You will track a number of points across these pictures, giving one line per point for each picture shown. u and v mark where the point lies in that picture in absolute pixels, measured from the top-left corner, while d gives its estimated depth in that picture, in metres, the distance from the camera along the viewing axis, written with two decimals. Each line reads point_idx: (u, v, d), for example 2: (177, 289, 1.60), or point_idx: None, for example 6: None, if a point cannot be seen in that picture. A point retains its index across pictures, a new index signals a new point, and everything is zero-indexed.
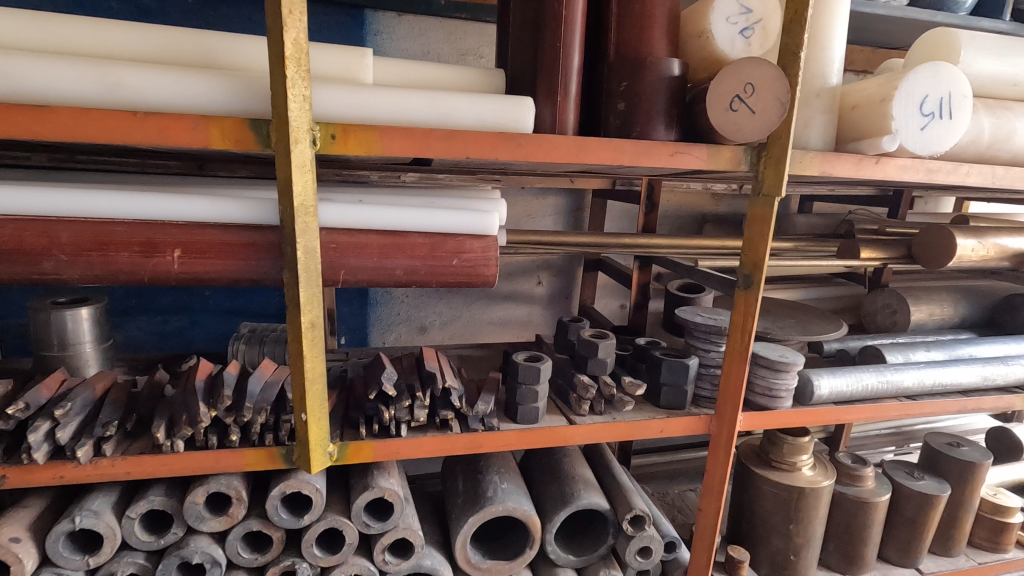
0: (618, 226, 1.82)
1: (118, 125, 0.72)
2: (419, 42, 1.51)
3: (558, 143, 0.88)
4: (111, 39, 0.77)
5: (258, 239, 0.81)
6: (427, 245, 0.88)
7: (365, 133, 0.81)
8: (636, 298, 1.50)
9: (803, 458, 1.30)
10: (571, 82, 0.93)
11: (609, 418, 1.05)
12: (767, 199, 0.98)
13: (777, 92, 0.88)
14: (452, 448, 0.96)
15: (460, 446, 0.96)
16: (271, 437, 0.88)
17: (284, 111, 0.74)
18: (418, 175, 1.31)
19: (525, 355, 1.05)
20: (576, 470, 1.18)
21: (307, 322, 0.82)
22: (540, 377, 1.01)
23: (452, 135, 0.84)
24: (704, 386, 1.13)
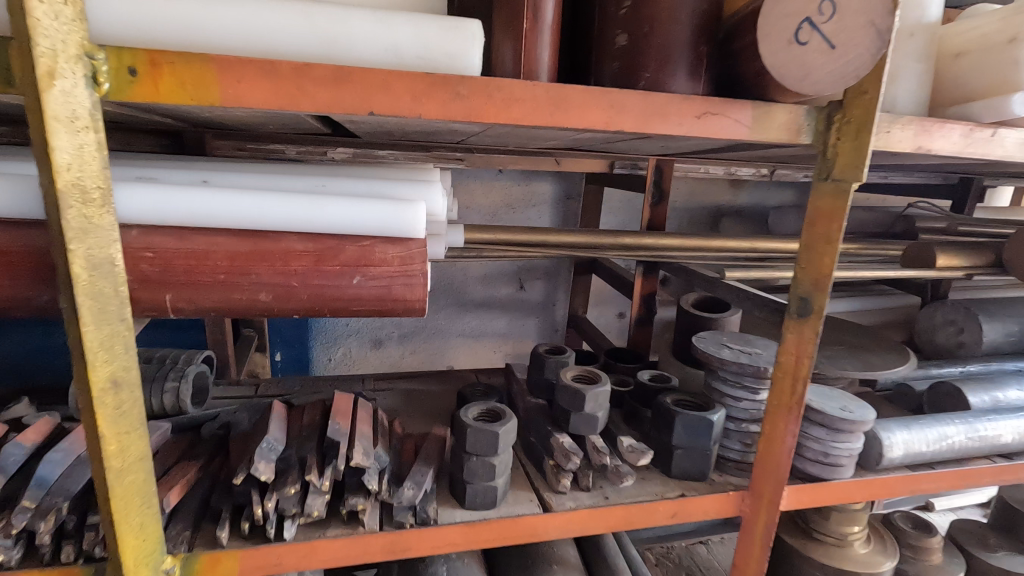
0: (616, 219, 1.49)
1: None
2: None
3: (520, 94, 0.55)
4: None
5: (18, 244, 0.49)
6: (309, 254, 0.55)
7: (188, 67, 0.48)
8: (639, 312, 1.18)
9: (856, 531, 0.99)
10: (544, 2, 0.59)
11: (600, 498, 0.73)
12: (837, 187, 0.65)
13: (871, 12, 0.53)
14: (365, 555, 0.64)
15: (378, 551, 0.64)
16: (69, 550, 0.57)
17: (19, 19, 0.41)
18: (351, 152, 0.98)
19: (480, 408, 0.73)
20: (557, 553, 0.88)
21: (102, 381, 0.50)
22: (500, 444, 0.69)
23: (342, 76, 0.51)
24: (732, 446, 0.82)
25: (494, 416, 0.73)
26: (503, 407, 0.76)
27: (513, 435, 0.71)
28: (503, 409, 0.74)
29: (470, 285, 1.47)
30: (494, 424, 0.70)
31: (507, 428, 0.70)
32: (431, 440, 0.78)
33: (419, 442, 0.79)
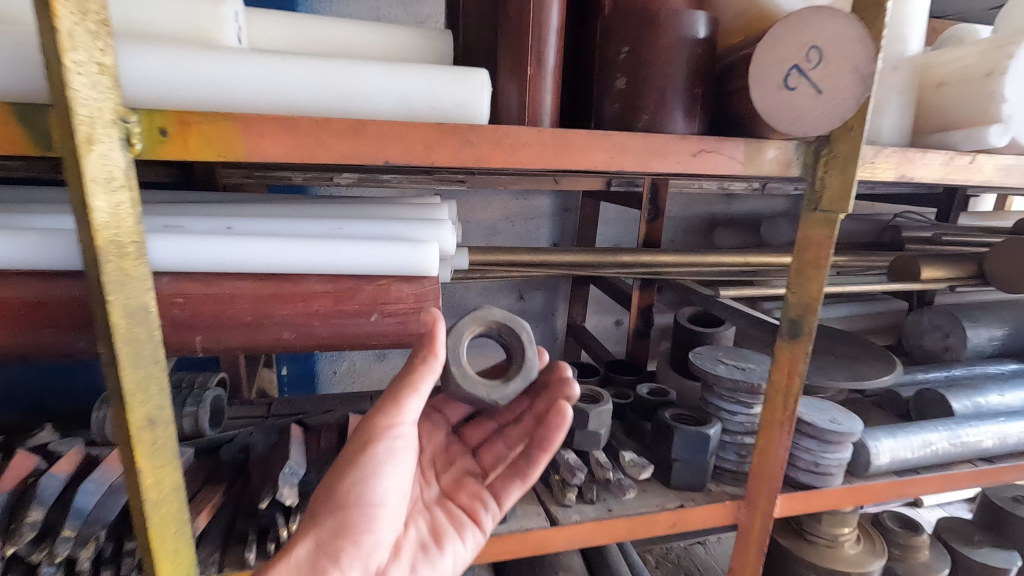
0: (613, 229, 1.53)
1: None
2: (366, 5, 1.27)
3: (526, 139, 0.58)
4: None
5: (57, 295, 0.52)
6: (329, 295, 0.58)
7: (215, 126, 0.51)
8: (637, 324, 1.22)
9: (845, 532, 1.04)
10: (548, 49, 0.63)
11: (603, 510, 0.77)
12: (825, 217, 0.69)
13: (856, 59, 0.57)
14: (437, 559, 0.65)
15: (433, 541, 0.66)
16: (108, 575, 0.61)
17: (62, 89, 0.44)
18: (356, 177, 1.03)
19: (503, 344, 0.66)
20: (561, 557, 0.93)
21: (140, 420, 0.54)
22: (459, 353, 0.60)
23: (358, 128, 0.54)
24: (727, 458, 0.86)
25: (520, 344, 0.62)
26: (529, 335, 0.61)
27: (500, 322, 0.61)
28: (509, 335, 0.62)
29: (471, 297, 1.50)
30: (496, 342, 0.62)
31: (475, 328, 0.60)
32: (501, 439, 0.74)
33: (491, 456, 0.74)
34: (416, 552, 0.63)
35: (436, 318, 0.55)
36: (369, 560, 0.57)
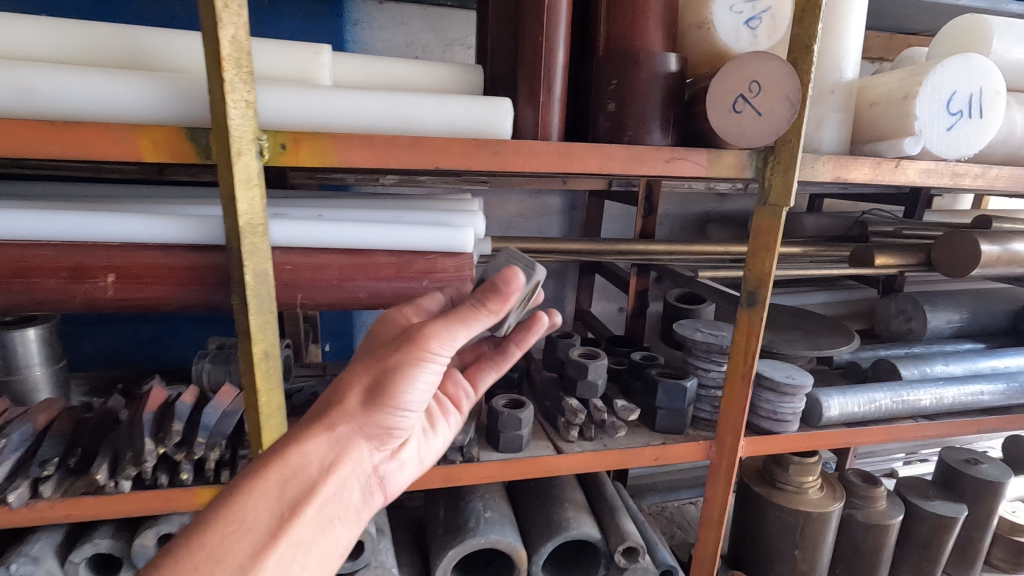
0: (615, 224, 1.72)
1: (34, 135, 0.64)
2: (401, 32, 1.49)
3: (538, 151, 0.78)
4: (37, 41, 0.69)
5: (203, 261, 0.73)
6: (393, 266, 0.79)
7: (318, 142, 0.72)
8: (634, 305, 1.41)
9: (810, 480, 1.22)
10: (555, 81, 0.83)
11: (600, 445, 0.97)
12: (773, 210, 0.88)
13: (787, 91, 0.77)
14: (431, 439, 0.82)
15: (430, 426, 0.82)
16: (227, 474, 0.82)
17: (222, 118, 0.66)
18: (397, 179, 1.24)
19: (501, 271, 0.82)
20: (566, 493, 1.12)
21: (260, 352, 0.75)
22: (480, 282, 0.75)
23: (417, 143, 0.74)
24: (704, 409, 1.05)
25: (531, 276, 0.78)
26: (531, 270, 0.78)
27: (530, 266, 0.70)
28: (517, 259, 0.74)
29: None
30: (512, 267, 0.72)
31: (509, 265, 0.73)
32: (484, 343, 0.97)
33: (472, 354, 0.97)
34: (418, 434, 0.79)
35: (517, 286, 0.63)
36: (389, 444, 0.70)
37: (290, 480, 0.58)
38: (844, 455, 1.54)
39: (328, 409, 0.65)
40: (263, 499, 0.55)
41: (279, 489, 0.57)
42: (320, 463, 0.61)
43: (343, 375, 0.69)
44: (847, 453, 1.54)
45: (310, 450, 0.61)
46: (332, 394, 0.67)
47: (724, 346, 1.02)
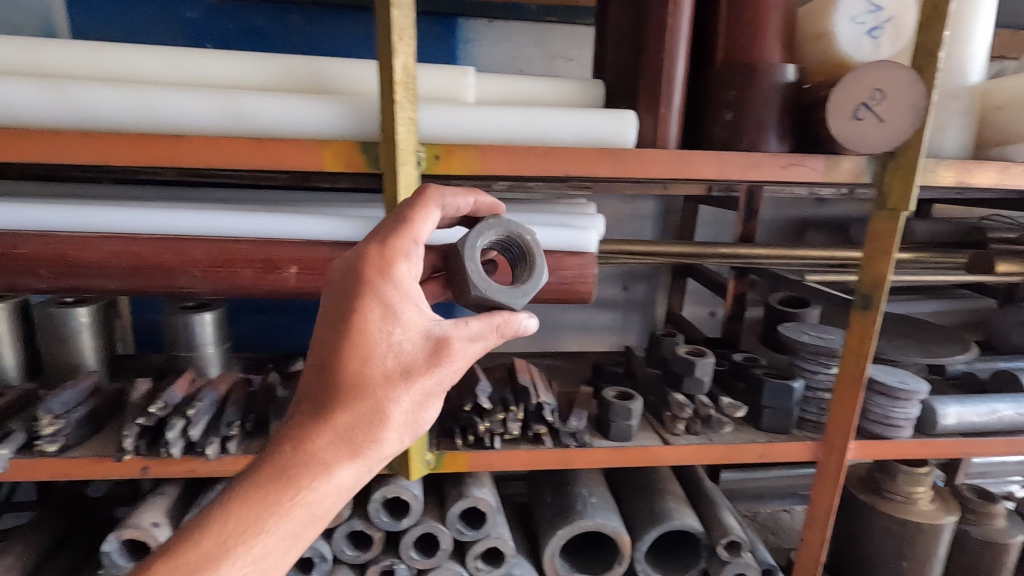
0: (709, 229, 1.74)
1: (242, 150, 0.77)
2: (508, 47, 1.59)
3: (661, 158, 0.84)
4: (240, 70, 0.83)
5: None
6: (524, 262, 0.87)
7: (467, 153, 0.82)
8: (732, 309, 1.43)
9: (919, 491, 1.20)
10: (675, 93, 0.89)
11: (705, 439, 1.01)
12: (891, 214, 0.89)
13: (910, 98, 0.80)
14: None
15: None
16: None
17: (392, 133, 0.77)
18: (508, 184, 1.34)
19: (496, 233, 0.71)
20: (667, 485, 1.16)
21: None
22: (487, 278, 0.67)
23: (552, 152, 0.82)
24: (810, 410, 1.07)
25: (515, 255, 0.75)
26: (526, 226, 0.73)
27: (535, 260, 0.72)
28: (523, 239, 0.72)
29: None
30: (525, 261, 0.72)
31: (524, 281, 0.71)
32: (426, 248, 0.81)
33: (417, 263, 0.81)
34: None
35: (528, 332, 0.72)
36: None
37: (309, 516, 0.61)
38: (955, 471, 1.47)
39: (359, 434, 0.62)
40: (286, 537, 0.59)
41: (298, 526, 0.60)
42: (340, 495, 0.63)
43: (383, 387, 0.62)
44: (957, 469, 1.47)
45: (332, 481, 0.61)
46: (365, 409, 0.62)
47: (834, 348, 1.03)
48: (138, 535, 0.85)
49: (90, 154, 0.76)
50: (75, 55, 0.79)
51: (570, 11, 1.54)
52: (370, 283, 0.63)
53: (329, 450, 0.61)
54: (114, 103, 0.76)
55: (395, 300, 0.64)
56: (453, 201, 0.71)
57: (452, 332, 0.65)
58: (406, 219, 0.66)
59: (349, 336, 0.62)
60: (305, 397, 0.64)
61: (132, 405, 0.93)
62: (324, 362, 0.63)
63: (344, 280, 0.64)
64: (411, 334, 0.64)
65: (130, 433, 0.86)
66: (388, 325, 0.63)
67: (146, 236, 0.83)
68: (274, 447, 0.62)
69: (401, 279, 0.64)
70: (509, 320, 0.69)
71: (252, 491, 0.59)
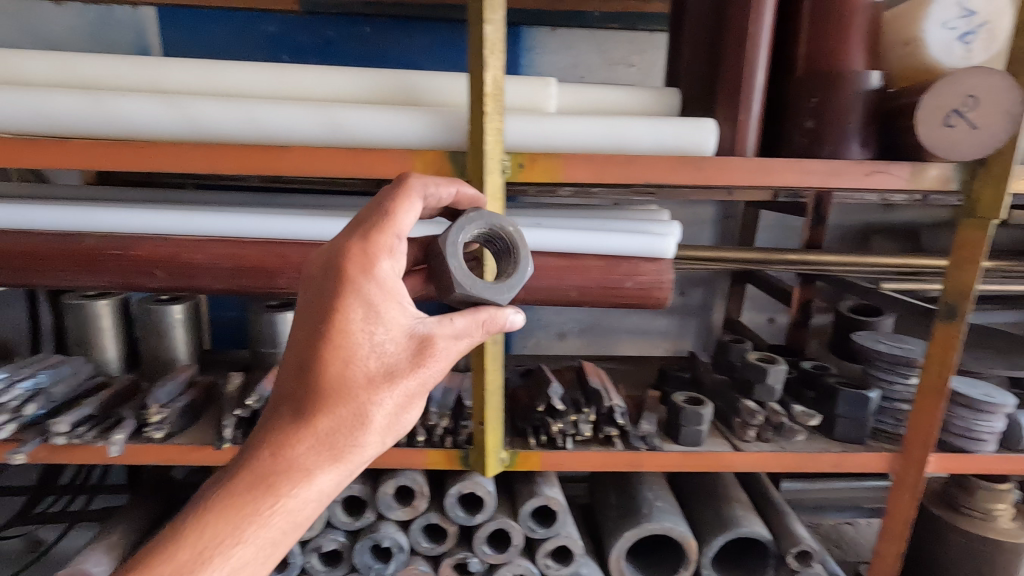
0: (771, 234, 1.71)
1: (339, 160, 0.82)
2: (569, 54, 1.61)
3: (741, 166, 0.85)
4: (336, 84, 0.87)
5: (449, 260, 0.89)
6: (601, 268, 0.89)
7: (551, 162, 0.84)
8: (797, 316, 1.41)
9: (1000, 508, 1.15)
10: (755, 101, 0.89)
11: (777, 447, 1.01)
12: (980, 222, 0.87)
13: (1006, 105, 0.78)
14: None
15: None
16: (450, 440, 0.97)
17: (481, 143, 0.80)
18: (571, 190, 1.36)
19: (479, 227, 0.69)
20: (732, 492, 1.16)
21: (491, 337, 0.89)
22: (471, 277, 0.66)
23: (633, 160, 0.84)
24: (886, 421, 1.05)
25: (499, 248, 0.73)
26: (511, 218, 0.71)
27: (521, 254, 0.70)
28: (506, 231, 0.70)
29: None
30: (510, 255, 0.70)
31: (510, 276, 0.70)
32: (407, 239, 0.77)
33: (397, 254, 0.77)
34: None
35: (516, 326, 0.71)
36: None
37: (287, 523, 0.59)
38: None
39: (339, 438, 0.61)
40: (264, 543, 0.58)
41: (277, 534, 0.59)
42: (320, 502, 0.61)
43: (365, 392, 0.61)
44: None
45: (311, 488, 0.60)
46: (345, 412, 0.60)
47: (914, 359, 1.01)
48: None
49: (202, 164, 0.81)
50: (189, 72, 0.86)
51: (634, 18, 1.55)
52: (353, 283, 0.61)
53: (309, 455, 0.60)
54: (226, 116, 0.81)
55: (378, 300, 0.62)
56: (436, 192, 0.69)
57: (435, 330, 0.64)
58: (389, 212, 0.64)
59: (329, 338, 0.60)
60: (283, 402, 0.62)
61: (229, 397, 1.01)
62: (303, 364, 0.61)
63: (323, 280, 0.62)
64: (394, 334, 0.62)
65: (230, 424, 0.93)
66: (370, 326, 0.61)
67: (249, 240, 0.89)
68: (251, 453, 0.60)
69: (383, 278, 0.62)
70: (495, 316, 0.68)
71: (227, 501, 0.58)
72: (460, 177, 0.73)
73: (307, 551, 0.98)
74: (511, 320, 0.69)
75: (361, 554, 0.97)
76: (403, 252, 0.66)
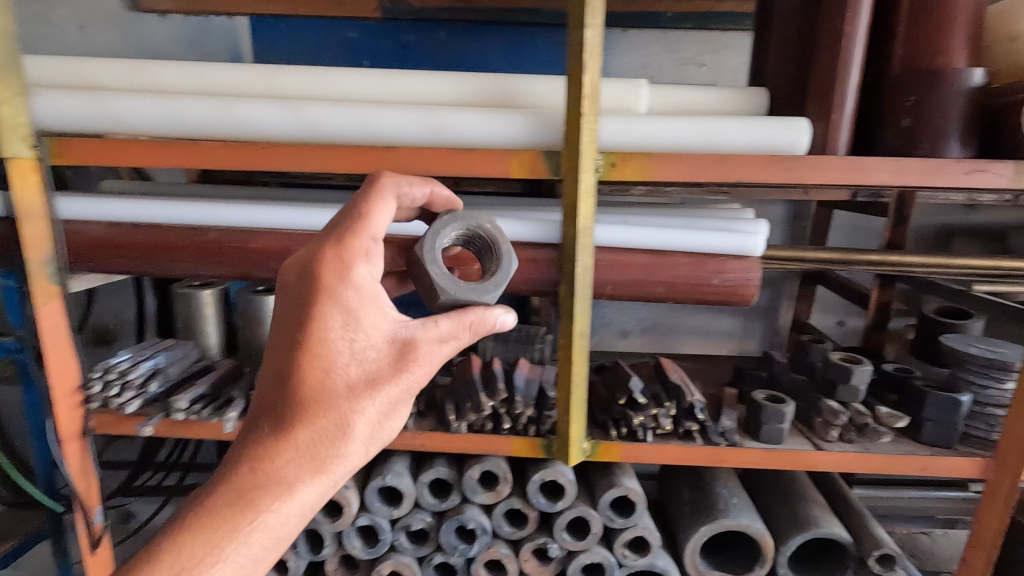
0: (843, 235, 1.68)
1: (441, 160, 0.87)
2: (639, 55, 1.63)
3: (835, 165, 0.85)
4: (435, 88, 0.93)
5: (540, 255, 0.92)
6: (688, 265, 0.91)
7: (643, 161, 0.87)
8: (874, 318, 1.38)
9: None
10: (848, 100, 0.89)
11: (861, 448, 1.00)
12: None
13: None
14: None
15: None
16: (533, 429, 1.01)
17: (577, 143, 0.83)
18: (644, 189, 1.38)
19: (454, 228, 0.75)
20: (808, 493, 1.15)
21: (579, 331, 0.92)
22: (455, 281, 0.72)
23: (724, 159, 0.86)
24: (977, 426, 1.01)
25: (483, 249, 0.79)
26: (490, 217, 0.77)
27: (504, 251, 0.76)
28: (488, 231, 0.76)
29: None
30: (495, 253, 0.76)
31: (495, 274, 0.75)
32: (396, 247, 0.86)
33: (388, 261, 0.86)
34: None
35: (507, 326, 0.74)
36: None
37: (273, 530, 0.62)
38: None
39: (322, 446, 0.64)
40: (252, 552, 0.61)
41: (263, 542, 0.61)
42: (305, 511, 0.64)
43: (346, 397, 0.64)
44: None
45: (297, 497, 0.63)
46: (328, 419, 0.64)
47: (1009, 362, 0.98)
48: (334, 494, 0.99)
49: (314, 163, 0.88)
50: (303, 79, 0.92)
51: (705, 17, 1.56)
52: (329, 290, 0.66)
53: (292, 463, 0.63)
54: (337, 119, 0.87)
55: (355, 306, 0.66)
56: (407, 190, 0.76)
57: (416, 334, 0.67)
58: (363, 216, 0.70)
59: (309, 343, 0.64)
60: (266, 411, 0.65)
61: None
62: (285, 371, 0.65)
63: (301, 291, 0.67)
64: (373, 340, 0.66)
65: None
66: (348, 331, 0.66)
67: None
68: (237, 464, 0.64)
69: (360, 283, 0.67)
70: (481, 317, 0.71)
71: (218, 512, 0.61)
72: (434, 178, 0.81)
73: (396, 529, 1.03)
74: (499, 319, 0.73)
75: (447, 535, 1.02)
76: (380, 258, 0.71)
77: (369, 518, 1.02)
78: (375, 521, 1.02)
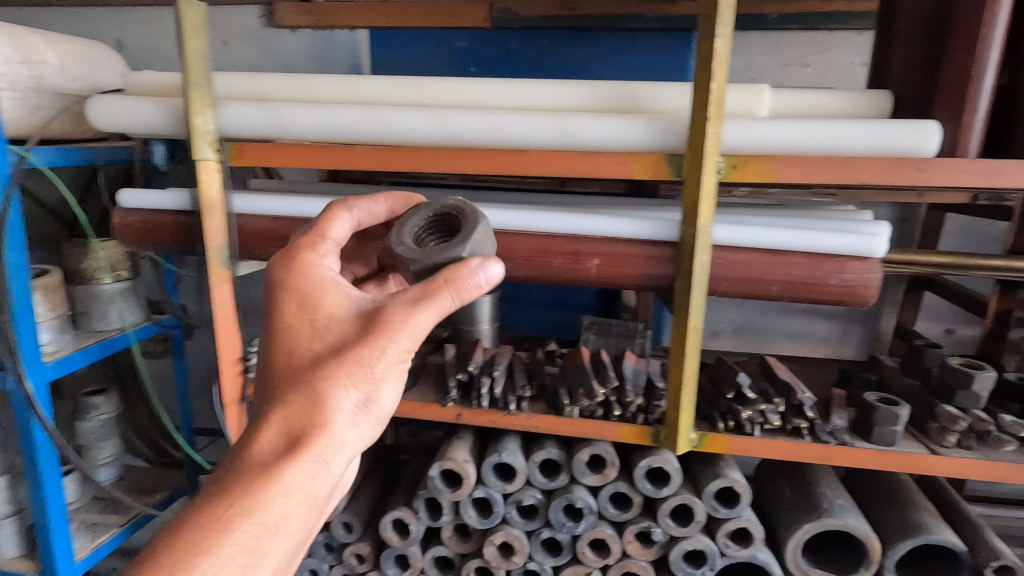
0: (957, 239, 1.61)
1: (569, 162, 0.94)
2: (742, 57, 1.63)
3: (965, 167, 0.85)
4: (562, 95, 1.00)
5: (657, 252, 0.97)
6: (806, 265, 0.93)
7: (764, 163, 0.90)
8: (992, 326, 1.35)
9: None
10: (981, 102, 0.88)
11: (981, 456, 0.98)
12: None
13: None
14: None
15: None
16: (642, 417, 1.06)
17: (701, 146, 0.88)
18: (748, 190, 1.39)
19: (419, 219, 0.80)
20: (918, 499, 1.14)
21: (693, 325, 0.96)
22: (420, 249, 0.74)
23: (849, 161, 0.87)
24: None
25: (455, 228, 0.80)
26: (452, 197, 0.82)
27: (470, 213, 0.77)
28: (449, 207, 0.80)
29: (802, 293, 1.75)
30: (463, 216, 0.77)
31: (466, 230, 0.75)
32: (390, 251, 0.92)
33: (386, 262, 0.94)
34: None
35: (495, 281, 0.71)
36: None
37: (258, 521, 0.60)
38: None
39: (302, 421, 0.64)
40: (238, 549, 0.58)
41: (248, 539, 0.59)
42: (292, 497, 0.62)
43: (314, 369, 0.66)
44: None
45: (284, 483, 0.61)
46: (302, 394, 0.65)
47: None
48: (456, 466, 1.08)
49: (453, 165, 0.97)
50: (442, 89, 1.02)
51: (814, 17, 1.54)
52: (281, 283, 0.71)
53: (273, 443, 0.64)
54: (476, 125, 0.96)
55: (312, 291, 0.70)
56: (362, 206, 0.82)
57: (386, 303, 0.67)
58: (318, 227, 0.77)
59: (277, 332, 0.69)
60: (255, 410, 0.68)
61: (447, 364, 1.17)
62: (263, 364, 0.70)
63: (266, 297, 0.72)
64: (337, 317, 0.69)
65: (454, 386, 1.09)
66: (308, 314, 0.69)
67: None
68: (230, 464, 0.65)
69: (320, 275, 0.72)
70: (462, 274, 0.68)
71: (205, 515, 0.59)
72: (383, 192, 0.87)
73: (508, 503, 1.12)
74: (484, 272, 0.69)
75: (555, 512, 1.09)
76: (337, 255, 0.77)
77: (485, 491, 1.11)
78: (489, 494, 1.11)
